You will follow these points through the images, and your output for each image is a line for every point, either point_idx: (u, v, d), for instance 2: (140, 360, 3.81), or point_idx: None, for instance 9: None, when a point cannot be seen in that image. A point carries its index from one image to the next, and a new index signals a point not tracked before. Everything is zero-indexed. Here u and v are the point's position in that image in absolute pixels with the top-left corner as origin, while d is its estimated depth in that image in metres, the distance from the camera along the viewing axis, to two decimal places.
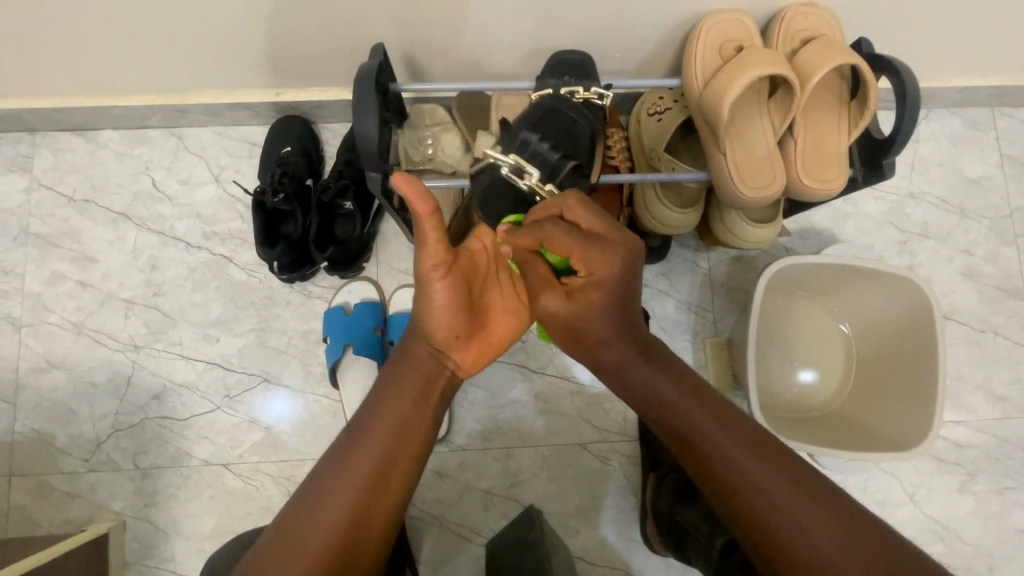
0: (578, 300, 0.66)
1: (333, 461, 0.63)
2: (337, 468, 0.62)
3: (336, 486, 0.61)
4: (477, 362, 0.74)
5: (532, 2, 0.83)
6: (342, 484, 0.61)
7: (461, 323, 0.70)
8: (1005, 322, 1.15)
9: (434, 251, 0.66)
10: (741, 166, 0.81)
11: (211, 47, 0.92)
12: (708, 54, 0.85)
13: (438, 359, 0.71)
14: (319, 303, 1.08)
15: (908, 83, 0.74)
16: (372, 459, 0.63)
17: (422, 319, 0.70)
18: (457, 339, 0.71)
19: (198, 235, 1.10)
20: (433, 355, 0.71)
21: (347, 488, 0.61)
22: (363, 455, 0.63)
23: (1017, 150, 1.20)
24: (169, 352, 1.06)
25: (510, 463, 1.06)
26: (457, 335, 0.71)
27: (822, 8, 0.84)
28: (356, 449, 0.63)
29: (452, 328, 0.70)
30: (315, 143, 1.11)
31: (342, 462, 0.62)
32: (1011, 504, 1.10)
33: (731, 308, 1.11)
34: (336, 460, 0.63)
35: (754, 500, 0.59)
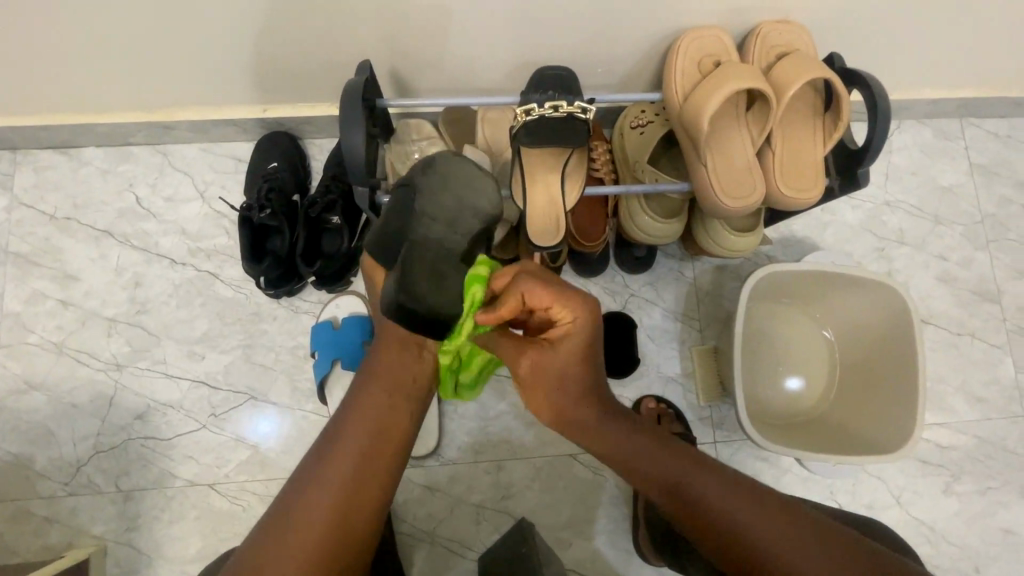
0: (560, 347, 0.67)
1: (321, 446, 0.67)
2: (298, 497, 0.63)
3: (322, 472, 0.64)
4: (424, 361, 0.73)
5: (517, 19, 0.86)
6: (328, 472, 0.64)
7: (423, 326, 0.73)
8: (981, 325, 1.18)
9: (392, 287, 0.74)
10: (722, 176, 0.82)
11: (198, 64, 0.93)
12: (687, 69, 0.87)
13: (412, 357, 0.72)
14: (307, 317, 1.07)
15: (878, 94, 0.76)
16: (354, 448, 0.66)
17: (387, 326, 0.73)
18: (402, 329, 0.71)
19: (183, 251, 1.09)
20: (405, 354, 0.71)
21: (325, 477, 0.64)
22: (326, 479, 0.64)
23: (986, 158, 1.24)
24: (153, 370, 1.05)
25: (501, 475, 1.06)
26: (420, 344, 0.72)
27: (793, 26, 0.87)
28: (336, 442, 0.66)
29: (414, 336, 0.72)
30: (302, 158, 1.10)
31: (283, 521, 0.61)
32: (995, 504, 1.12)
33: (717, 316, 1.12)
34: (304, 476, 0.64)
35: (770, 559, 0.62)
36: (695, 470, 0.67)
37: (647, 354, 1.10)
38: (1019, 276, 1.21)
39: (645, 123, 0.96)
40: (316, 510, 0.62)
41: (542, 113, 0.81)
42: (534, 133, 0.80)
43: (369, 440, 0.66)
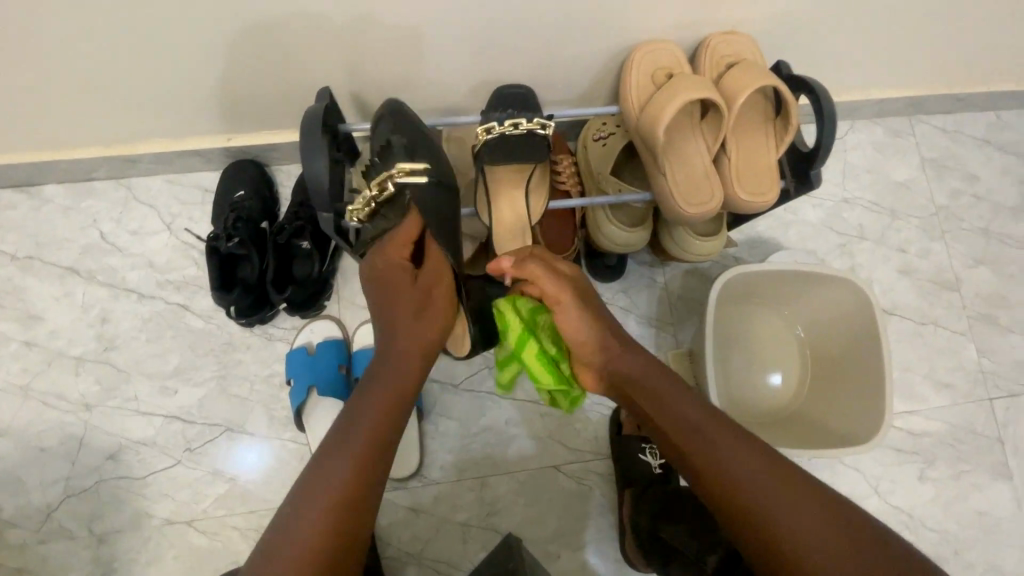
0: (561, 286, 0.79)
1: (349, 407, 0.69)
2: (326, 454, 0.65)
3: (351, 431, 0.66)
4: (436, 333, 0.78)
5: (475, 40, 0.87)
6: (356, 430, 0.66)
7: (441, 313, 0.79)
8: (942, 313, 1.22)
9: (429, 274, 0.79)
10: (680, 184, 0.85)
11: (158, 97, 0.93)
12: (641, 82, 0.90)
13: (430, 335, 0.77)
14: (281, 344, 1.06)
15: (823, 99, 0.79)
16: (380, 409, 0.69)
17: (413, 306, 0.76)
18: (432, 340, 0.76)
19: (151, 285, 1.07)
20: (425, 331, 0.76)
21: (354, 435, 0.66)
22: (353, 436, 0.66)
23: (936, 153, 1.30)
24: (124, 408, 1.03)
25: (485, 492, 1.05)
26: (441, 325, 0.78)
27: (739, 35, 0.91)
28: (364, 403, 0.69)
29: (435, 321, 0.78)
30: (269, 185, 1.10)
31: (313, 477, 0.63)
32: (968, 487, 1.15)
33: (690, 319, 1.14)
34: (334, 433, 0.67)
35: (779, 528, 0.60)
36: (721, 432, 0.67)
37: None
38: (975, 264, 1.25)
39: (607, 135, 0.98)
40: (343, 467, 0.64)
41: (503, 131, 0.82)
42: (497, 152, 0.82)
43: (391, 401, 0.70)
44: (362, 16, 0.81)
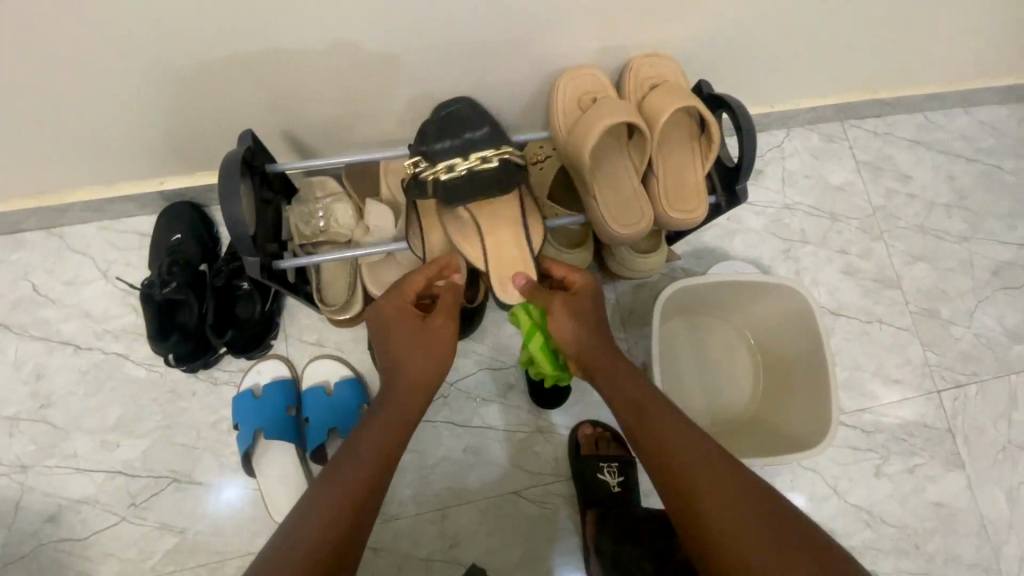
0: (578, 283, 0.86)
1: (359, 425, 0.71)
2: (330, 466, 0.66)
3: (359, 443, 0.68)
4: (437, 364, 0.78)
5: (400, 73, 0.88)
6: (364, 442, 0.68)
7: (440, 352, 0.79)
8: (887, 310, 1.26)
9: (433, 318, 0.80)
10: (612, 206, 0.86)
11: (81, 145, 0.91)
12: (569, 106, 0.91)
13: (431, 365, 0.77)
14: (227, 388, 1.04)
15: (741, 117, 0.81)
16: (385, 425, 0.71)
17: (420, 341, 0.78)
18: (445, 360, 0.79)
19: (88, 336, 1.04)
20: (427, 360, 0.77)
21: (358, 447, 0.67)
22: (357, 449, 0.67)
23: (870, 155, 1.34)
24: (63, 467, 0.99)
25: (447, 524, 1.04)
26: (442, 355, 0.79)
27: (661, 59, 0.94)
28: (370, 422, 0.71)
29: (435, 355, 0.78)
30: (208, 227, 1.08)
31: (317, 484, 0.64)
32: (924, 479, 1.17)
33: (642, 333, 1.15)
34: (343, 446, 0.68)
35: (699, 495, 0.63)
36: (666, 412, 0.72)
37: (579, 379, 1.12)
38: (914, 261, 1.29)
39: (542, 159, 1.00)
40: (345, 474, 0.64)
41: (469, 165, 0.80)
42: (466, 185, 0.79)
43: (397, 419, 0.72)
44: (282, 57, 0.80)
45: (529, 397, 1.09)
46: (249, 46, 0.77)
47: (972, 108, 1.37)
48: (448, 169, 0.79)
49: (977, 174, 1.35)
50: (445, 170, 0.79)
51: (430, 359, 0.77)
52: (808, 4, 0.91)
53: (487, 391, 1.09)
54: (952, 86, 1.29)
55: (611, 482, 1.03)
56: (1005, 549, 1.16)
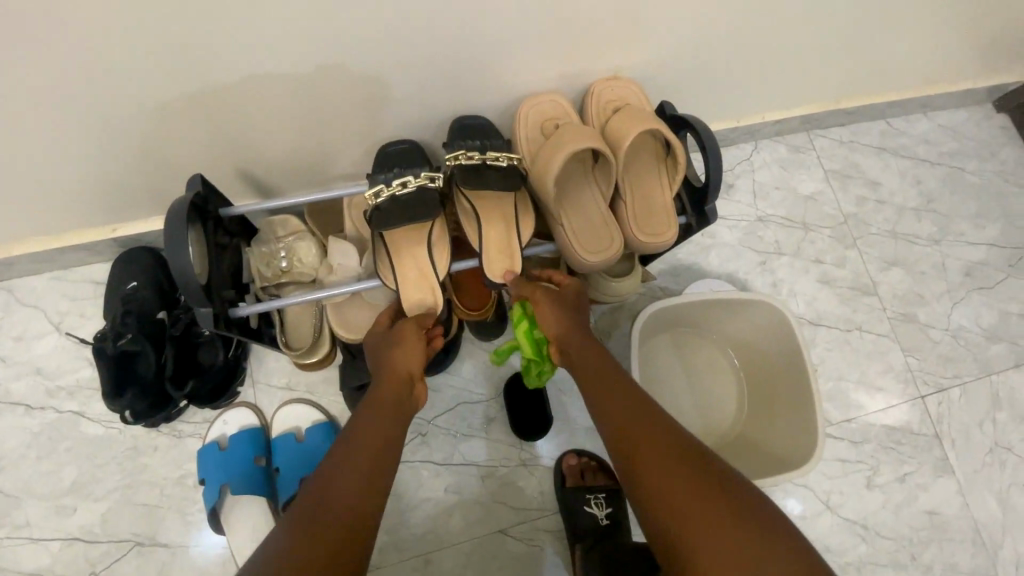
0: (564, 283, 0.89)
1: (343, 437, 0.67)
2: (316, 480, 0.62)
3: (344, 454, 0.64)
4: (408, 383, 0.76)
5: (358, 107, 0.86)
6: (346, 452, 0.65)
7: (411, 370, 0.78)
8: (865, 317, 1.25)
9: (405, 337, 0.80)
10: (580, 233, 0.85)
11: (24, 195, 0.87)
12: (531, 134, 0.91)
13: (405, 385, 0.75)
14: (192, 441, 0.98)
15: (705, 138, 0.80)
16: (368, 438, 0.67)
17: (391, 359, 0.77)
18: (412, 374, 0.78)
19: (40, 394, 0.98)
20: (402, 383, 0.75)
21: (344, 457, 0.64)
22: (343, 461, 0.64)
23: (837, 164, 1.35)
24: (14, 537, 0.92)
25: (430, 570, 0.99)
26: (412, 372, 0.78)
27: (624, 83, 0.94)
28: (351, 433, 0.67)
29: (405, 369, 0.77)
30: (166, 271, 1.03)
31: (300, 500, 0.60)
32: (915, 488, 1.16)
33: (622, 356, 1.13)
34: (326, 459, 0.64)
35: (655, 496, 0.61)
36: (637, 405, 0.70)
37: (561, 407, 1.09)
38: (888, 266, 1.30)
39: None
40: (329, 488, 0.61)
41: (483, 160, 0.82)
42: (477, 177, 0.81)
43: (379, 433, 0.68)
44: (231, 96, 0.78)
45: (510, 430, 1.06)
46: (194, 86, 0.75)
47: (933, 113, 1.40)
48: (411, 182, 0.79)
49: (942, 178, 1.37)
50: (407, 182, 0.79)
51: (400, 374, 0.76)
52: (763, 20, 0.91)
53: (467, 425, 1.06)
54: (911, 93, 1.31)
55: (598, 514, 0.99)
56: (1001, 554, 1.14)
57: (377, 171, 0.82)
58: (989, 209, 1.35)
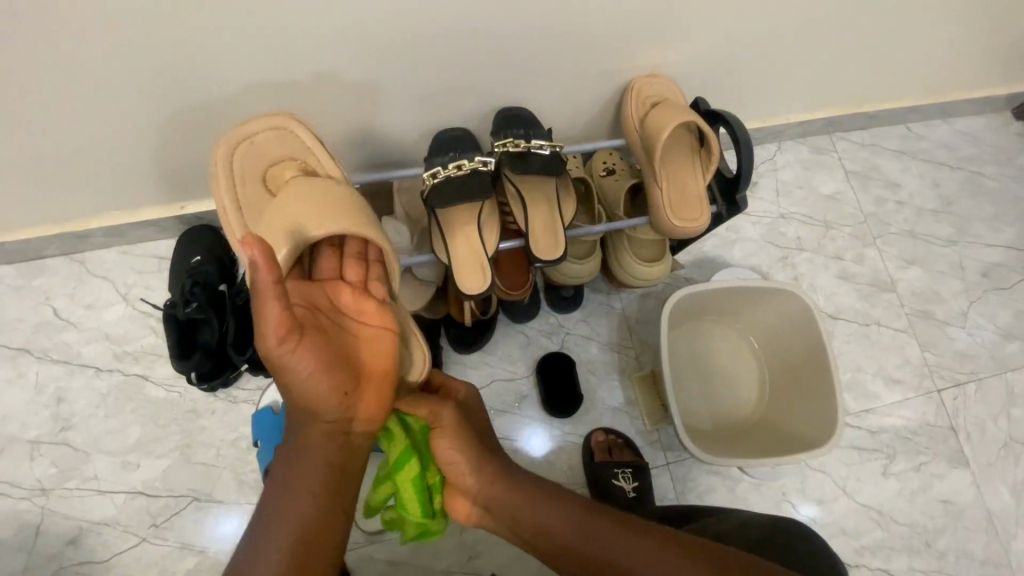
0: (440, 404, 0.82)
1: (283, 477, 0.69)
2: (259, 530, 0.66)
3: (295, 494, 0.68)
4: (334, 390, 0.70)
5: (415, 98, 0.93)
6: (301, 484, 0.68)
7: (335, 376, 0.70)
8: (883, 313, 1.30)
9: (277, 331, 0.65)
10: (675, 203, 0.92)
11: (106, 174, 0.95)
12: (639, 107, 0.98)
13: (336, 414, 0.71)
14: (246, 406, 1.05)
15: (738, 131, 0.87)
16: (311, 468, 0.69)
17: (303, 388, 0.69)
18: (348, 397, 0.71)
19: (108, 358, 1.06)
20: (331, 414, 0.71)
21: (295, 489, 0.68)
22: (295, 506, 0.67)
23: (858, 166, 1.40)
24: (83, 489, 0.99)
25: (465, 536, 1.05)
26: (345, 391, 0.71)
27: (281, 121, 0.87)
28: (295, 463, 0.69)
29: (334, 386, 0.70)
30: (226, 248, 1.11)
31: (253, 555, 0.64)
32: (930, 477, 1.20)
33: (650, 341, 1.18)
34: (275, 492, 0.68)
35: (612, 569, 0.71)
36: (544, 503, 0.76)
37: (590, 388, 1.14)
38: (907, 264, 1.34)
39: (613, 169, 1.07)
40: (277, 542, 0.65)
41: (528, 147, 0.89)
42: (523, 165, 0.88)
43: (321, 463, 0.69)
44: (303, 83, 0.85)
45: (542, 407, 1.12)
46: (272, 73, 0.82)
47: (952, 119, 1.44)
48: (462, 165, 0.86)
49: (961, 181, 1.41)
50: (459, 166, 0.86)
51: (324, 387, 0.69)
52: (793, 24, 0.97)
53: (503, 402, 1.12)
54: (933, 98, 1.36)
55: (626, 487, 1.05)
56: (1014, 544, 1.17)
57: (433, 157, 0.90)
58: (1006, 212, 1.40)
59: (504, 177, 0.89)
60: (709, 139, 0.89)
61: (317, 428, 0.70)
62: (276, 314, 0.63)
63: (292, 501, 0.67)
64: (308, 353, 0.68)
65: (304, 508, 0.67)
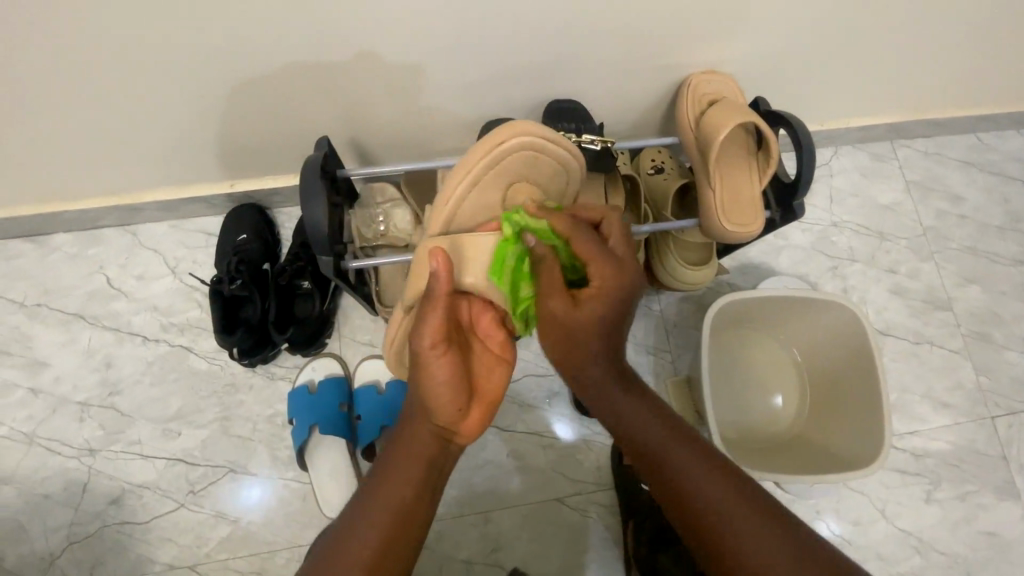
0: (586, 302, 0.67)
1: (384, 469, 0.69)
2: (356, 511, 0.67)
3: (394, 485, 0.67)
4: (456, 404, 0.69)
5: (465, 87, 0.92)
6: (396, 479, 0.68)
7: (463, 391, 0.69)
8: (937, 332, 1.24)
9: (431, 331, 0.67)
10: (729, 206, 0.89)
11: (161, 149, 0.97)
12: (696, 105, 0.95)
13: (443, 429, 0.70)
14: (283, 383, 1.07)
15: (801, 134, 0.83)
16: (412, 470, 0.68)
17: (426, 395, 0.69)
18: (461, 412, 0.70)
19: (155, 328, 1.09)
20: (440, 425, 0.70)
21: (392, 483, 0.67)
22: (392, 496, 0.67)
23: (919, 176, 1.33)
24: (127, 452, 1.03)
25: (488, 527, 1.05)
26: (462, 407, 0.70)
27: (541, 139, 0.74)
28: (397, 460, 0.69)
29: (455, 400, 0.69)
30: (270, 228, 1.13)
31: (348, 533, 0.65)
32: (976, 507, 1.14)
33: (687, 346, 1.16)
34: (372, 485, 0.68)
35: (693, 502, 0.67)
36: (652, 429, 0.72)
37: None
38: (966, 283, 1.27)
39: (659, 167, 1.04)
40: (369, 529, 0.64)
41: (579, 141, 0.86)
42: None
43: (419, 466, 0.69)
44: (357, 67, 0.85)
45: (574, 405, 1.10)
46: (326, 55, 0.82)
47: None
48: None
49: None
50: None
51: (446, 397, 0.68)
52: (864, 21, 0.92)
53: (533, 398, 1.11)
54: (1009, 107, 1.27)
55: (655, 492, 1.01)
56: None
57: None
58: None
59: None
60: (769, 141, 0.85)
61: (422, 432, 0.70)
62: (438, 318, 0.66)
63: (390, 489, 0.67)
64: (444, 362, 0.68)
65: (400, 503, 0.66)
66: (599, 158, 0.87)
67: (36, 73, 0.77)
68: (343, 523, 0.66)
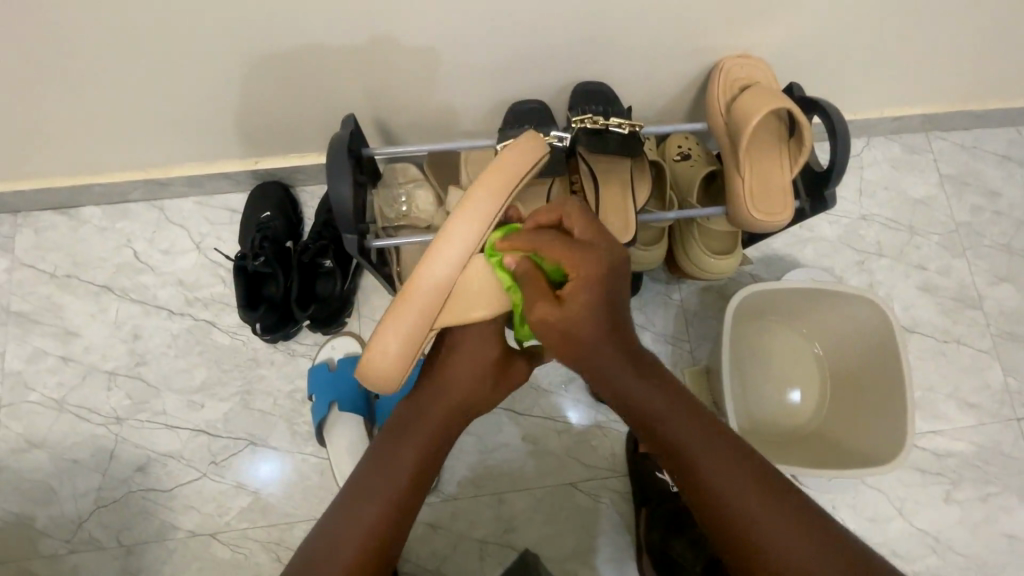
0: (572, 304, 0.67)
1: (395, 434, 0.73)
2: (360, 480, 0.70)
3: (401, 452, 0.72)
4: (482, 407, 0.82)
5: (492, 68, 0.91)
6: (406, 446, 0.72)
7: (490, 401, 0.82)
8: (964, 331, 1.21)
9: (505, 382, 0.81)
10: (758, 195, 0.87)
11: (188, 126, 0.98)
12: (727, 90, 0.93)
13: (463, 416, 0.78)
14: (303, 360, 1.09)
15: (837, 121, 0.80)
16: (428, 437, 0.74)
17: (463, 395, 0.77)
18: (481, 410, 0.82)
19: (180, 302, 1.11)
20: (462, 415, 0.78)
21: (400, 450, 0.72)
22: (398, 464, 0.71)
23: (954, 169, 1.28)
24: (153, 422, 1.06)
25: (502, 508, 1.06)
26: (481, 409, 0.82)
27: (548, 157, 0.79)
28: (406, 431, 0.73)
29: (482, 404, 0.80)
30: (293, 206, 1.14)
31: (356, 492, 0.69)
32: (997, 509, 1.12)
33: (707, 336, 1.14)
34: (378, 455, 0.71)
35: (743, 522, 0.64)
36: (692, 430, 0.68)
37: None
38: (998, 281, 1.23)
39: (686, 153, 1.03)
40: (375, 493, 0.68)
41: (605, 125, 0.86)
42: (600, 143, 0.86)
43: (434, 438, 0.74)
44: (383, 46, 0.84)
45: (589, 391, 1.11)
46: (354, 35, 0.81)
47: None
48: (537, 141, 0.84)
49: None
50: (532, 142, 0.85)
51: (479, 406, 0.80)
52: (907, 6, 0.89)
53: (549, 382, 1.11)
54: None
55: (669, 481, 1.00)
56: None
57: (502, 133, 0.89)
58: None
59: (577, 156, 0.88)
60: (802, 128, 0.83)
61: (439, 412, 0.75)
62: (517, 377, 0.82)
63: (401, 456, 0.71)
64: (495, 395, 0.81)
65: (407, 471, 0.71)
66: (625, 141, 0.86)
67: (68, 47, 0.78)
68: (348, 486, 0.70)
